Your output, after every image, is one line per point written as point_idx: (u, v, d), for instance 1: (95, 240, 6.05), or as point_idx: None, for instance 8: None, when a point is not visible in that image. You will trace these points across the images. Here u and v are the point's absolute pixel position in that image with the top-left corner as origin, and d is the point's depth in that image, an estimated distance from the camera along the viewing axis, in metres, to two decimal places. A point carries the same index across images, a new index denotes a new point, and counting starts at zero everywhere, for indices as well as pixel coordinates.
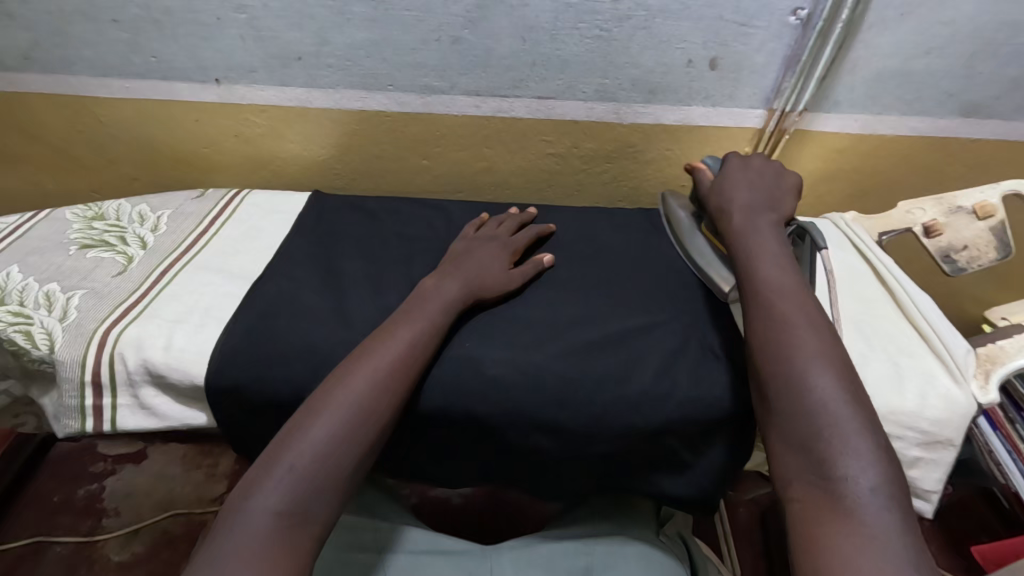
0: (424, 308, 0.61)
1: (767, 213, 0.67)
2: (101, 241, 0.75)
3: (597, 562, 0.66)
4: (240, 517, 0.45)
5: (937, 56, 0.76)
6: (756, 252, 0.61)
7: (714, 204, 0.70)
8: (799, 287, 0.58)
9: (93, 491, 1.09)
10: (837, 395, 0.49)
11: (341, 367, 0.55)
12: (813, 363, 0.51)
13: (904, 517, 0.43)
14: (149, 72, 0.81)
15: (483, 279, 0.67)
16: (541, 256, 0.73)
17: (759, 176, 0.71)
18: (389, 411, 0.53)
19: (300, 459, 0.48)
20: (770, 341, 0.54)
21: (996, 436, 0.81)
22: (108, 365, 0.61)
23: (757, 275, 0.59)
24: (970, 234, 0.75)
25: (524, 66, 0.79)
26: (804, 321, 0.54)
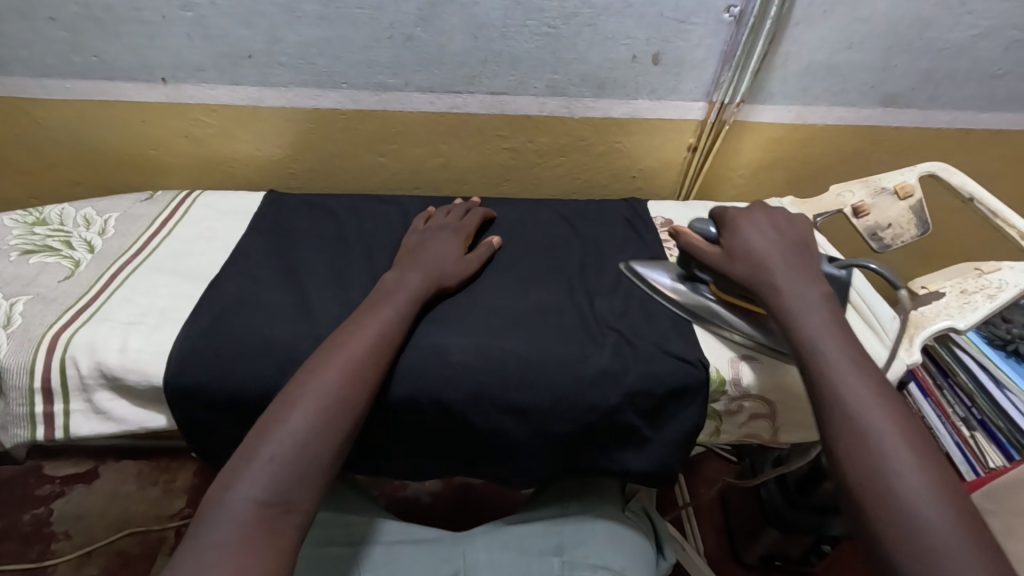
0: (386, 297, 0.63)
1: (808, 278, 0.59)
2: (44, 246, 0.73)
3: (567, 540, 0.69)
4: (221, 509, 0.45)
5: (858, 50, 0.83)
6: (820, 342, 0.53)
7: (741, 270, 0.61)
8: (858, 356, 0.52)
9: (40, 515, 1.03)
10: (954, 530, 0.41)
11: (312, 359, 0.56)
12: (917, 489, 0.43)
13: None
14: (91, 72, 0.79)
15: (441, 267, 0.68)
16: (491, 239, 0.76)
17: (774, 233, 0.64)
18: (364, 398, 0.54)
19: (280, 448, 0.49)
20: (861, 462, 0.46)
21: (927, 403, 0.88)
22: (60, 369, 0.59)
23: (829, 373, 0.51)
24: (892, 214, 0.81)
25: (476, 63, 0.81)
26: (891, 427, 0.47)
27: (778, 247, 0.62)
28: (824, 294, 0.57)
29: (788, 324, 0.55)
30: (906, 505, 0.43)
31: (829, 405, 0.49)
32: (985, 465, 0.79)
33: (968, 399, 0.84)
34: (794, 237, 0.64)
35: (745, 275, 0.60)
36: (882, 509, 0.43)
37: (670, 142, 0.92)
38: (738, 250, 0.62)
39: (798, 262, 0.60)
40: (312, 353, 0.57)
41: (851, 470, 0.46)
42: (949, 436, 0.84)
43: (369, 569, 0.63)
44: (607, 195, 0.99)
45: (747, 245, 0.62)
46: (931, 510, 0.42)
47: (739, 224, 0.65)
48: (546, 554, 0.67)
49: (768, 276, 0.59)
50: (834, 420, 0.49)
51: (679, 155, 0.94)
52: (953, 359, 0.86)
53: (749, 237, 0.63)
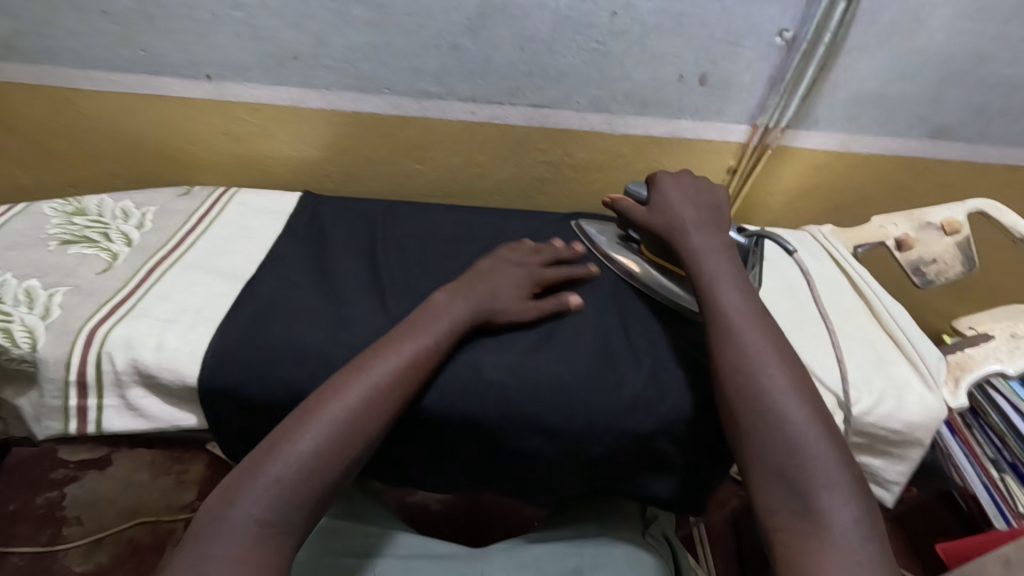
0: (425, 322, 0.60)
1: (712, 229, 0.66)
2: (83, 237, 0.73)
3: (587, 562, 0.66)
4: (222, 524, 0.45)
5: (909, 80, 0.81)
6: (718, 280, 0.60)
7: (656, 222, 0.68)
8: (705, 219, 0.67)
9: (53, 499, 0.99)
10: (816, 434, 0.48)
11: (338, 377, 0.55)
12: (781, 392, 0.50)
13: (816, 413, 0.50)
14: (138, 66, 0.79)
15: (494, 302, 0.65)
16: (571, 299, 0.69)
17: (695, 193, 0.70)
18: (378, 430, 0.53)
19: (287, 470, 0.48)
20: (740, 373, 0.52)
21: (956, 441, 0.84)
22: (96, 363, 0.59)
23: (720, 304, 0.57)
24: (937, 249, 0.79)
25: (521, 75, 0.80)
26: (726, 268, 0.61)
27: (695, 206, 0.68)
28: (726, 243, 0.64)
29: (665, 208, 0.69)
30: (775, 409, 0.49)
31: (719, 328, 0.55)
32: (1016, 511, 0.79)
33: (999, 439, 0.81)
34: (709, 198, 0.70)
35: (657, 223, 0.68)
36: (754, 415, 0.49)
37: (711, 164, 0.91)
38: (655, 206, 0.69)
39: (707, 216, 0.67)
40: (331, 378, 0.55)
41: (727, 382, 0.52)
42: (979, 479, 0.82)
43: None
44: None
45: (667, 201, 0.69)
46: (799, 416, 0.49)
47: (665, 187, 0.71)
48: (564, 575, 0.64)
49: (680, 226, 0.66)
50: (720, 339, 0.54)
51: (718, 177, 0.93)
52: (985, 398, 0.83)
53: (669, 194, 0.69)
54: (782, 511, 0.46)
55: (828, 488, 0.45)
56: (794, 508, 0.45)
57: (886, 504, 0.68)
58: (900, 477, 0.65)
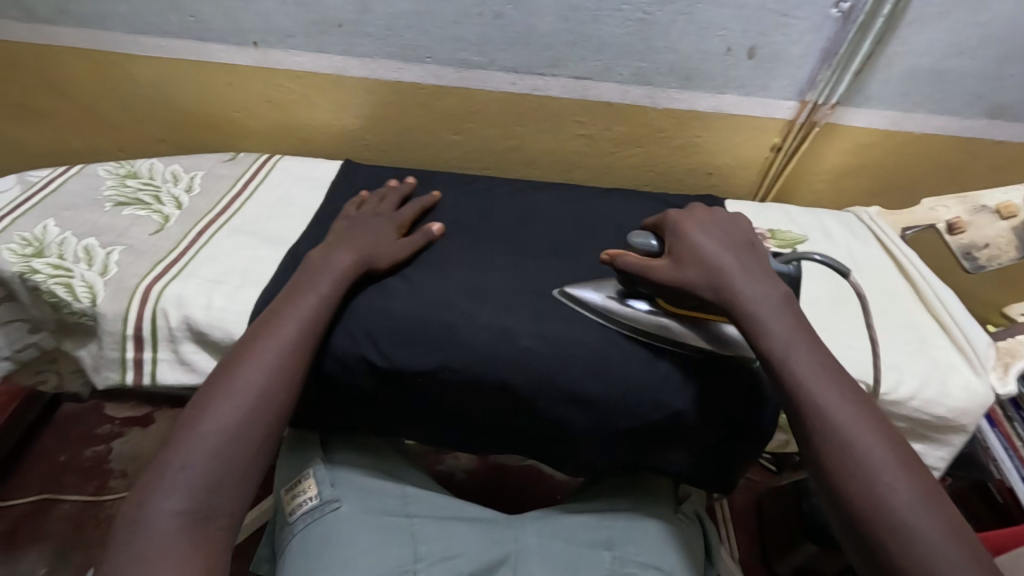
0: (309, 285, 0.61)
1: (762, 281, 0.56)
2: (135, 199, 0.75)
3: (617, 537, 0.68)
4: (139, 526, 0.46)
5: (970, 56, 0.78)
6: (791, 345, 0.52)
7: (691, 279, 0.56)
8: (747, 265, 0.57)
9: (99, 452, 1.11)
10: (947, 546, 0.43)
11: (229, 360, 0.55)
12: (894, 489, 0.45)
13: (927, 497, 0.45)
14: (188, 32, 0.81)
15: (374, 247, 0.67)
16: (429, 227, 0.73)
17: (721, 233, 0.60)
18: (287, 395, 0.54)
19: (191, 458, 0.49)
20: (849, 476, 0.46)
21: (995, 434, 0.83)
22: (151, 319, 0.61)
23: (802, 381, 0.50)
24: (991, 234, 0.76)
25: (564, 45, 0.79)
26: (794, 330, 0.53)
27: (726, 248, 0.58)
28: (785, 296, 0.55)
29: (693, 254, 0.57)
30: (894, 517, 0.44)
31: (817, 427, 0.48)
32: None
33: None
34: (740, 237, 0.60)
35: (697, 281, 0.56)
36: (875, 518, 0.45)
37: (753, 141, 0.89)
38: (684, 259, 0.57)
39: (752, 263, 0.57)
40: (220, 364, 0.55)
41: (840, 482, 0.47)
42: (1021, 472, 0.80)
43: (424, 539, 0.64)
44: (679, 190, 0.96)
45: (695, 249, 0.58)
46: (928, 526, 0.44)
47: (682, 232, 0.60)
48: (596, 547, 0.66)
49: (725, 279, 0.55)
50: (825, 442, 0.48)
51: (760, 154, 0.91)
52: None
53: (697, 240, 0.59)
54: None
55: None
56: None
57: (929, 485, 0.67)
58: (939, 462, 0.64)
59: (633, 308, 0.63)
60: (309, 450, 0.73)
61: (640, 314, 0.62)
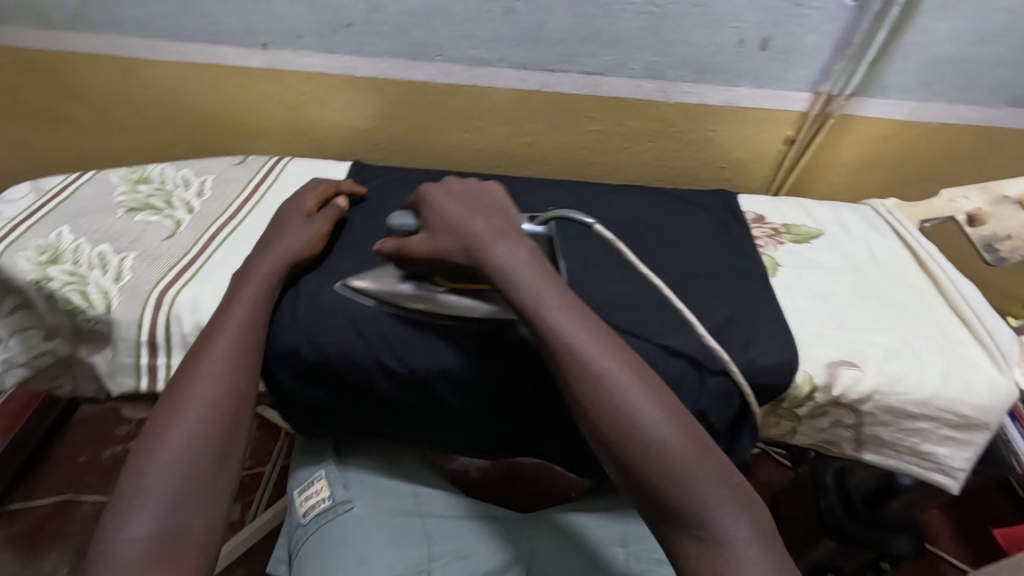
0: (240, 291, 0.60)
1: (501, 238, 0.58)
2: (147, 205, 0.76)
3: (633, 533, 0.68)
4: (107, 559, 0.44)
5: (990, 43, 0.76)
6: (542, 303, 0.53)
7: (446, 246, 0.59)
8: (496, 226, 0.59)
9: (119, 452, 1.13)
10: (693, 456, 0.47)
11: (180, 373, 0.54)
12: (657, 428, 0.48)
13: (688, 431, 0.49)
14: (198, 35, 0.81)
15: (295, 242, 0.66)
16: (339, 201, 0.73)
17: (471, 201, 0.62)
18: (240, 403, 0.53)
19: (150, 481, 0.47)
20: (607, 405, 0.49)
21: (1015, 428, 0.81)
22: (165, 325, 0.62)
23: (564, 337, 0.52)
24: (1014, 225, 0.74)
25: (575, 40, 0.78)
26: (551, 290, 0.55)
27: (474, 211, 0.61)
28: (529, 249, 0.58)
29: (454, 222, 0.60)
30: (645, 439, 0.48)
31: (568, 366, 0.51)
32: None
33: None
34: (482, 202, 0.63)
35: (448, 247, 0.59)
36: (647, 458, 0.47)
37: (767, 134, 0.88)
38: (436, 229, 0.60)
39: (498, 223, 0.60)
40: (171, 380, 0.54)
41: (609, 430, 0.48)
42: None
43: (439, 539, 0.64)
44: (693, 185, 0.95)
45: (446, 217, 0.61)
46: (670, 437, 0.48)
47: (432, 205, 0.63)
48: (612, 545, 0.66)
49: (472, 241, 0.58)
50: (590, 394, 0.50)
51: (774, 147, 0.89)
52: None
53: (450, 209, 0.61)
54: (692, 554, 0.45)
55: (722, 508, 0.46)
56: (693, 534, 0.46)
57: (951, 492, 0.64)
58: (967, 465, 0.62)
59: (400, 288, 0.63)
60: (323, 451, 0.73)
61: (415, 292, 0.62)
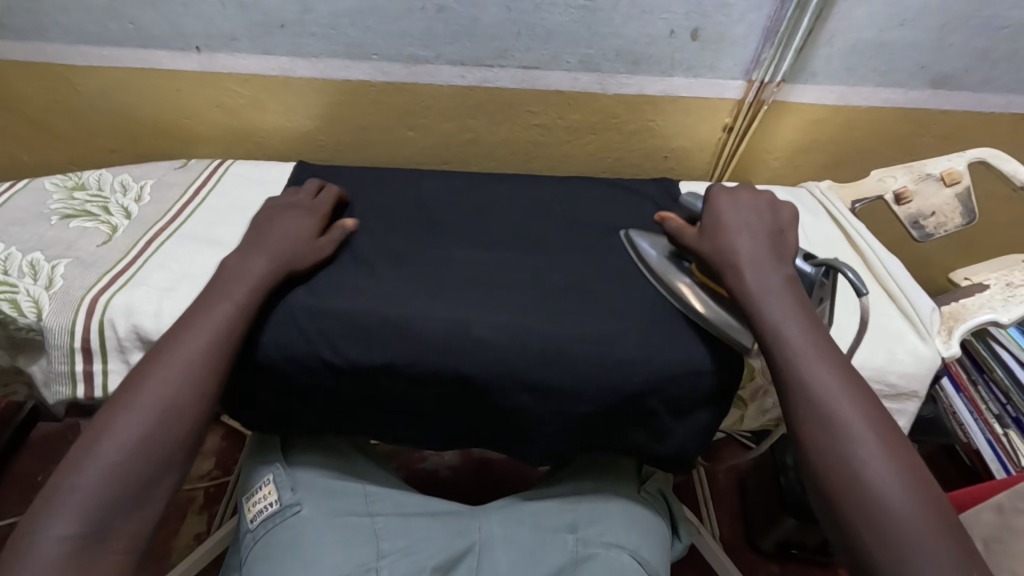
0: (227, 288, 0.59)
1: (779, 265, 0.59)
2: (83, 211, 0.75)
3: (582, 518, 0.69)
4: (29, 550, 0.44)
5: (908, 28, 0.79)
6: (784, 334, 0.54)
7: (711, 254, 0.61)
8: (767, 253, 0.60)
9: None
10: (927, 527, 0.45)
11: (143, 364, 0.54)
12: (890, 490, 0.46)
13: (932, 504, 0.46)
14: (129, 40, 0.80)
15: (290, 251, 0.65)
16: (344, 222, 0.72)
17: (754, 214, 0.63)
18: (192, 410, 0.52)
19: (89, 479, 0.47)
20: (839, 461, 0.48)
21: (960, 398, 0.85)
22: (99, 331, 0.61)
23: (801, 373, 0.52)
24: (937, 202, 0.78)
25: (509, 35, 0.79)
26: (788, 320, 0.55)
27: (748, 229, 0.62)
28: (789, 281, 0.58)
29: (727, 235, 0.61)
30: (869, 495, 0.46)
31: (804, 402, 0.51)
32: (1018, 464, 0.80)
33: (1003, 396, 0.82)
34: (771, 221, 0.63)
35: (707, 251, 0.61)
36: (869, 520, 0.46)
37: (705, 122, 0.90)
38: (708, 233, 0.62)
39: (766, 248, 0.60)
40: (134, 367, 0.54)
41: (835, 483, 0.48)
42: (983, 432, 0.82)
43: (387, 535, 0.64)
44: (638, 174, 0.97)
45: (717, 224, 0.62)
46: (906, 506, 0.45)
47: (721, 211, 0.63)
48: (559, 532, 0.67)
49: (731, 254, 0.59)
50: (823, 436, 0.49)
51: (714, 135, 0.92)
52: (990, 353, 0.84)
53: (733, 223, 0.62)
54: None
55: None
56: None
57: None
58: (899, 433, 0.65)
59: (671, 266, 0.68)
60: (276, 450, 0.73)
61: (671, 270, 0.67)
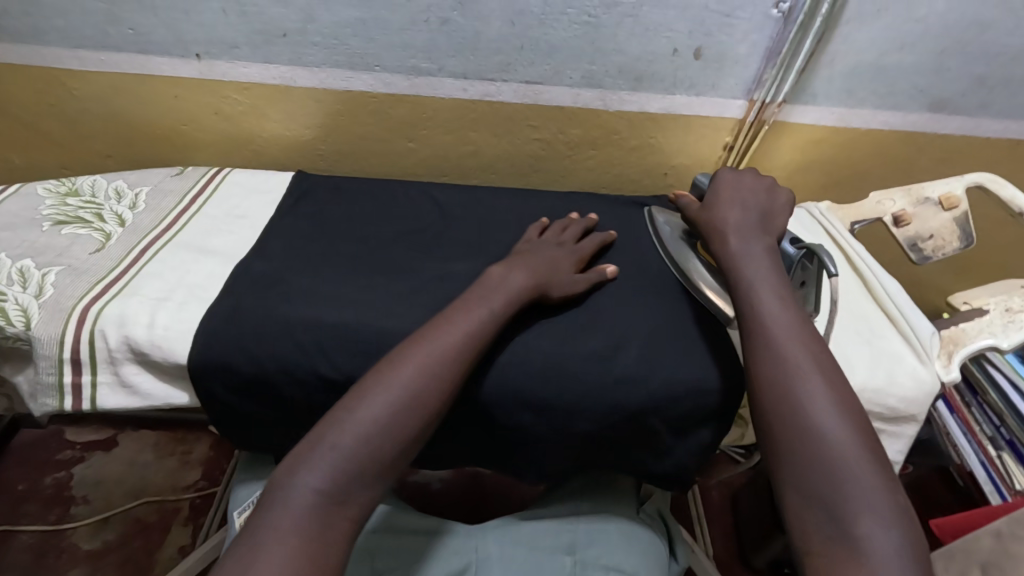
0: (486, 294, 0.60)
1: (762, 234, 0.64)
2: (76, 218, 0.73)
3: (579, 540, 0.68)
4: (283, 494, 0.46)
5: (908, 52, 0.80)
6: (755, 284, 0.58)
7: (705, 222, 0.67)
8: (751, 222, 0.65)
9: (61, 478, 1.08)
10: (852, 450, 0.46)
11: (394, 352, 0.55)
12: (823, 416, 0.48)
13: (863, 438, 0.47)
14: (128, 45, 0.79)
15: (548, 274, 0.65)
16: (604, 267, 0.70)
17: (751, 193, 0.68)
18: (442, 399, 0.52)
19: (343, 440, 0.48)
20: (781, 400, 0.50)
21: (954, 419, 0.86)
22: (89, 341, 0.60)
23: (760, 313, 0.56)
24: (935, 225, 0.78)
25: (512, 49, 0.79)
26: (759, 272, 0.59)
27: (741, 204, 0.67)
28: (768, 247, 0.62)
29: (720, 207, 0.67)
30: (802, 416, 0.49)
31: (757, 335, 0.54)
32: (1012, 487, 0.78)
33: (997, 417, 0.81)
34: (766, 199, 0.68)
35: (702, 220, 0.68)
36: (797, 437, 0.48)
37: (705, 140, 0.90)
38: (709, 206, 0.68)
39: (754, 219, 0.65)
40: (397, 346, 0.55)
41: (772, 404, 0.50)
42: (976, 454, 0.83)
43: (382, 556, 0.63)
44: (637, 190, 0.97)
45: (716, 198, 0.68)
46: (835, 431, 0.47)
47: (720, 188, 0.69)
48: (557, 554, 0.66)
49: (720, 223, 0.65)
50: (768, 364, 0.52)
51: (714, 153, 0.92)
52: (984, 376, 0.83)
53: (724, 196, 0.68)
54: (816, 534, 0.44)
55: (857, 496, 0.44)
56: (823, 522, 0.44)
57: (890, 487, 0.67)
58: (898, 457, 0.65)
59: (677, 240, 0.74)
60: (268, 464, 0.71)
61: (677, 244, 0.74)
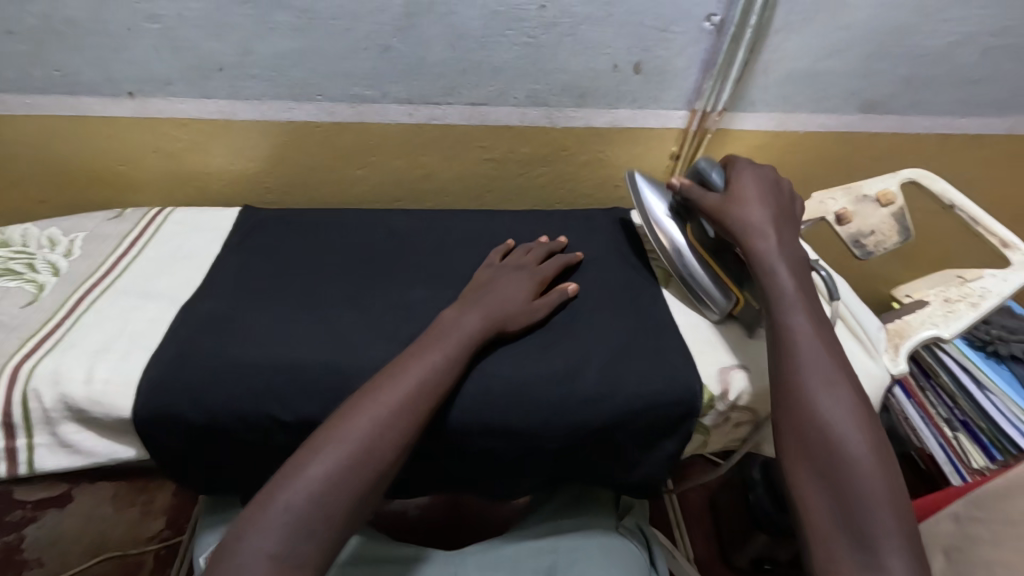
0: (445, 337, 0.59)
1: (787, 238, 0.64)
2: (6, 270, 0.70)
3: (561, 561, 0.67)
4: (234, 560, 0.44)
5: (836, 58, 0.83)
6: (784, 293, 0.60)
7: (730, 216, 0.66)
8: (776, 220, 0.65)
9: (11, 542, 1.02)
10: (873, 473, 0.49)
11: (349, 401, 0.53)
12: (849, 438, 0.51)
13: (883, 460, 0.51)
14: (55, 87, 0.76)
15: (503, 310, 0.64)
16: (566, 286, 0.70)
17: (772, 190, 0.68)
18: (399, 446, 0.51)
19: (295, 498, 0.46)
20: (813, 419, 0.52)
21: (911, 405, 0.88)
22: (22, 403, 0.56)
23: (790, 327, 0.57)
24: (875, 221, 0.80)
25: (455, 73, 0.79)
26: (788, 279, 0.60)
27: (766, 200, 0.67)
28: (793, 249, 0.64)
29: (746, 201, 0.66)
30: (832, 437, 0.51)
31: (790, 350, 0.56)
32: (970, 467, 0.81)
33: (950, 399, 0.85)
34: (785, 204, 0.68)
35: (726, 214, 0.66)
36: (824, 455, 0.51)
37: (653, 151, 0.92)
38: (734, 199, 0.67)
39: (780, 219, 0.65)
40: (358, 391, 0.54)
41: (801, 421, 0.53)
42: (935, 438, 0.85)
43: None
44: (591, 204, 0.98)
45: (741, 192, 0.67)
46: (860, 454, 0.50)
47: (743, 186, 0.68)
48: None
49: (749, 219, 0.64)
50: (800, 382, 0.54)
51: (662, 163, 0.94)
52: (935, 359, 0.86)
53: (754, 188, 0.68)
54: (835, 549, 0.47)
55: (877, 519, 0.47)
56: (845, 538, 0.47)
57: None
58: None
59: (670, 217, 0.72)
60: (229, 512, 0.68)
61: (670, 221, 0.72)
